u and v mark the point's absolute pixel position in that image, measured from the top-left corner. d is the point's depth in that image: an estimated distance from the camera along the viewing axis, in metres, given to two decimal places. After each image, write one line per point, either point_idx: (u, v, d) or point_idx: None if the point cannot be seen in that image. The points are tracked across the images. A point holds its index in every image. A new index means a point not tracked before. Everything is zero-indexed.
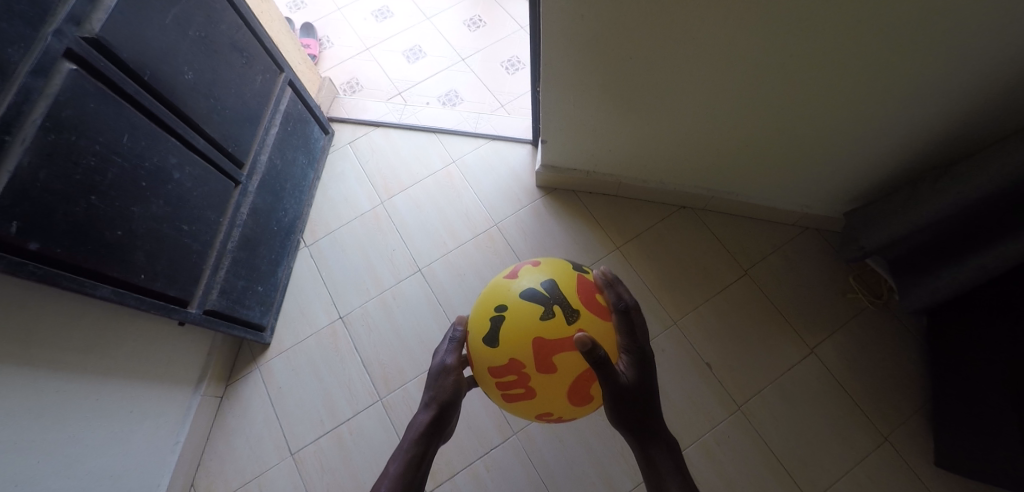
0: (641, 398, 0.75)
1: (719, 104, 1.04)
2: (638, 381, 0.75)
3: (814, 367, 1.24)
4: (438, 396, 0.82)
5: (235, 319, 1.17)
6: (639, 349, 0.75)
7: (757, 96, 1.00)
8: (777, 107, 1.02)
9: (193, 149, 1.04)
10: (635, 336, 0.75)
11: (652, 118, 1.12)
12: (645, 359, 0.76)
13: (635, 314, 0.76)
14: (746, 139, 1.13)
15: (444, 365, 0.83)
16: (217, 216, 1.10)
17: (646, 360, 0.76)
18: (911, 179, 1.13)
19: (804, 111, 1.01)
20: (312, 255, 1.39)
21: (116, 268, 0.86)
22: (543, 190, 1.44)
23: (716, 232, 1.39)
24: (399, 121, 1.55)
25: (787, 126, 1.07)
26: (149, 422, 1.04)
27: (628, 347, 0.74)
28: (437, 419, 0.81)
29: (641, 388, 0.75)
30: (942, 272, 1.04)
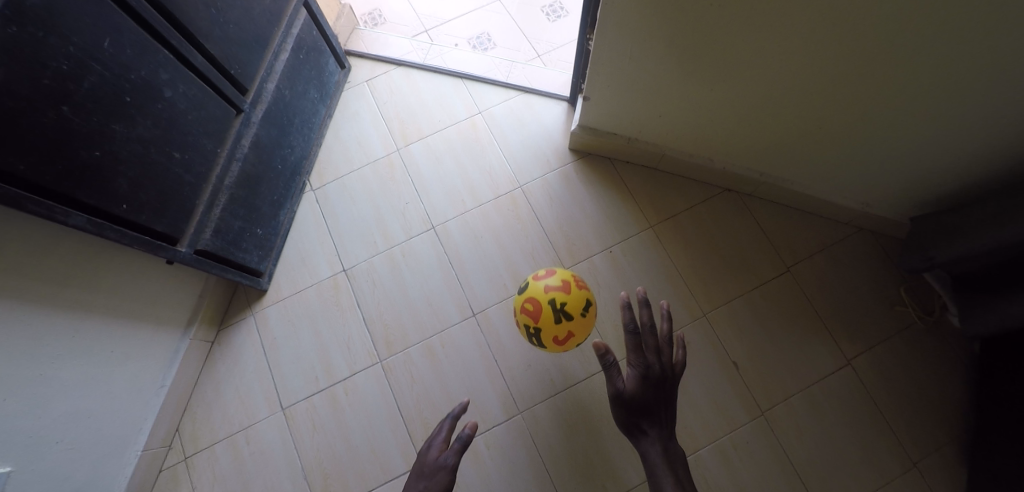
0: (644, 412, 0.78)
1: (798, 76, 0.89)
2: (641, 399, 0.79)
3: (850, 379, 1.14)
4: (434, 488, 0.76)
5: (230, 262, 1.07)
6: (646, 369, 0.80)
7: (846, 72, 0.85)
8: (867, 88, 0.87)
9: (190, 66, 0.91)
10: (644, 355, 0.80)
11: (716, 85, 0.98)
12: (653, 380, 0.79)
13: (649, 336, 0.82)
14: (819, 120, 0.98)
15: (446, 462, 0.79)
16: (214, 146, 0.99)
17: (656, 380, 0.80)
18: (1004, 185, 0.98)
19: (899, 95, 0.86)
20: (317, 200, 1.28)
21: (94, 194, 0.76)
22: (576, 155, 1.30)
23: (760, 221, 1.26)
24: (424, 61, 1.39)
25: (873, 110, 0.92)
26: (132, 362, 0.97)
27: (637, 362, 0.80)
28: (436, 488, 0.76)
29: (646, 405, 0.78)
30: (1018, 294, 0.90)
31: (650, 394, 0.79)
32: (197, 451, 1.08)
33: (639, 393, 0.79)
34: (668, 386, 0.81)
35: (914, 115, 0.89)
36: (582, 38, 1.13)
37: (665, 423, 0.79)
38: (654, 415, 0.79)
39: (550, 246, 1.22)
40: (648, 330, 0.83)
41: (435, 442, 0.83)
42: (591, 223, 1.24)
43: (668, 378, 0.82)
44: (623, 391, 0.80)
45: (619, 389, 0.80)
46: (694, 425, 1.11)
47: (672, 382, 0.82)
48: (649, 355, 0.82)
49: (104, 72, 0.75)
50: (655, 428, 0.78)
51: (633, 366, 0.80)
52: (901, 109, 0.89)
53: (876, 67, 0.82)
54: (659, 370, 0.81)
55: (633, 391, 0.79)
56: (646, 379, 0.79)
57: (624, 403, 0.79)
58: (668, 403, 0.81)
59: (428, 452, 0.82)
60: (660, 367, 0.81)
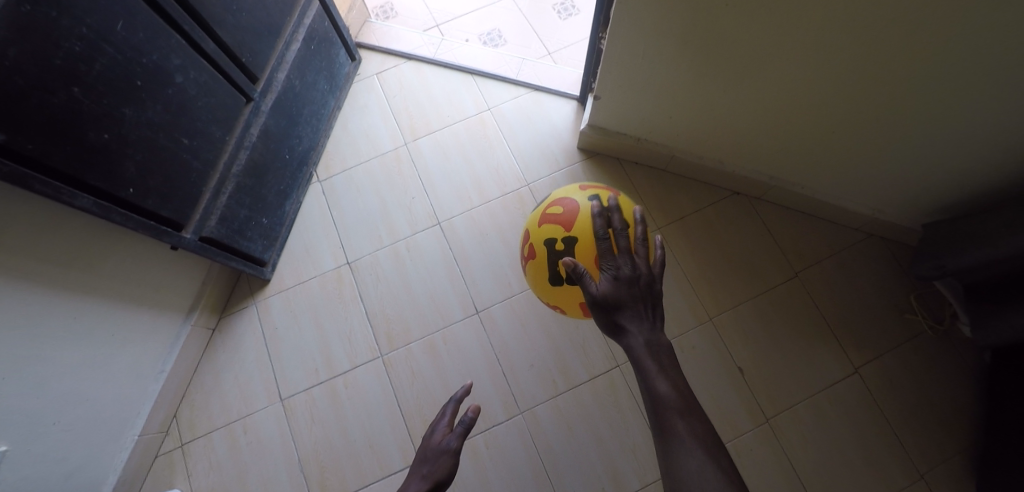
0: (622, 312, 0.62)
1: (812, 79, 0.88)
2: (615, 297, 0.62)
3: (857, 389, 1.12)
4: (438, 472, 0.70)
5: (234, 250, 1.07)
6: (618, 268, 0.62)
7: (862, 76, 0.83)
8: (883, 93, 0.85)
9: (202, 53, 0.92)
10: (613, 256, 0.63)
11: (728, 85, 0.96)
12: (629, 280, 0.62)
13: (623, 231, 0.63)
14: (832, 125, 0.97)
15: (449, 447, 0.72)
16: (223, 133, 0.99)
17: (631, 280, 0.62)
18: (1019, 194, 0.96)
19: (916, 101, 0.85)
20: (324, 192, 1.28)
21: (101, 176, 0.76)
22: (584, 154, 1.29)
23: (769, 225, 1.24)
24: (435, 57, 1.39)
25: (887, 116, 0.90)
26: (133, 347, 0.97)
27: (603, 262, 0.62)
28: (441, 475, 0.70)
29: (623, 306, 0.62)
30: None
31: (626, 294, 0.61)
32: (194, 438, 1.08)
33: (614, 296, 0.62)
34: (649, 283, 0.63)
35: (930, 122, 0.88)
36: (595, 36, 1.12)
37: (649, 319, 0.62)
38: (635, 311, 0.62)
39: None
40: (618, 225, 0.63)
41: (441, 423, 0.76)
42: None
43: (650, 276, 0.63)
44: (597, 296, 0.62)
45: (592, 293, 0.62)
46: None
47: (654, 279, 0.64)
48: (620, 255, 0.63)
49: (116, 54, 0.75)
50: (637, 324, 0.62)
51: (605, 267, 0.63)
52: (916, 115, 0.88)
53: (894, 72, 0.80)
54: (633, 269, 0.62)
55: (605, 295, 0.61)
56: (620, 277, 0.62)
57: (598, 305, 0.62)
58: (653, 303, 0.63)
59: (431, 435, 0.76)
60: (637, 264, 0.63)
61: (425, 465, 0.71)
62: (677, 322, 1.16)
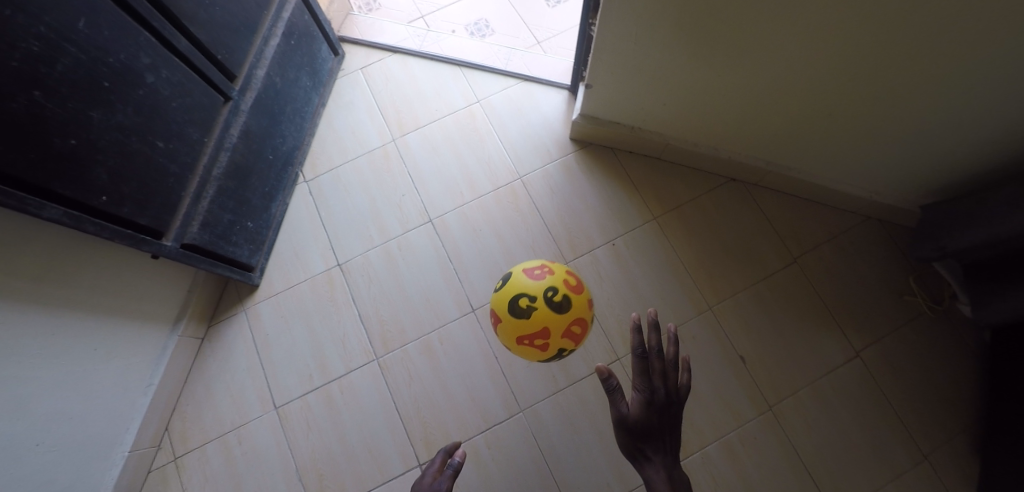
0: (648, 437, 0.73)
1: (809, 62, 0.86)
2: (645, 423, 0.72)
3: (859, 373, 1.11)
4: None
5: (218, 257, 1.03)
6: (651, 393, 0.73)
7: (860, 58, 0.81)
8: (880, 74, 0.83)
9: (174, 50, 0.87)
10: (650, 380, 0.73)
11: (724, 70, 0.94)
12: (660, 406, 0.73)
13: (658, 360, 0.74)
14: (829, 108, 0.95)
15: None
16: (201, 135, 0.95)
17: (661, 406, 0.73)
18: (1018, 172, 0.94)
19: (914, 81, 0.83)
20: (310, 192, 1.24)
21: (69, 185, 0.72)
22: (577, 144, 1.26)
23: (767, 211, 1.22)
24: (420, 49, 1.35)
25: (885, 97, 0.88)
26: (117, 361, 0.93)
27: (641, 386, 0.73)
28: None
29: (650, 433, 0.73)
30: None
31: (654, 420, 0.72)
32: (187, 452, 1.05)
33: (643, 420, 0.72)
34: (672, 413, 0.74)
35: (929, 102, 0.86)
36: (585, 22, 1.08)
37: (669, 447, 0.74)
38: (657, 439, 0.73)
39: (550, 239, 1.18)
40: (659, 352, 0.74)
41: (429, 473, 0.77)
42: (593, 214, 1.20)
43: (675, 402, 0.75)
44: (626, 416, 0.73)
45: (622, 412, 0.73)
46: (701, 420, 1.08)
47: (679, 406, 0.75)
48: (657, 379, 0.74)
49: (78, 54, 0.71)
50: (657, 452, 0.73)
51: (638, 390, 0.73)
52: (915, 96, 0.86)
53: (892, 52, 0.78)
54: (665, 395, 0.73)
55: (638, 416, 0.73)
56: (652, 404, 0.73)
57: (628, 426, 0.73)
58: (674, 429, 0.75)
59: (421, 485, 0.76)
60: (666, 391, 0.74)
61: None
62: (677, 313, 1.15)
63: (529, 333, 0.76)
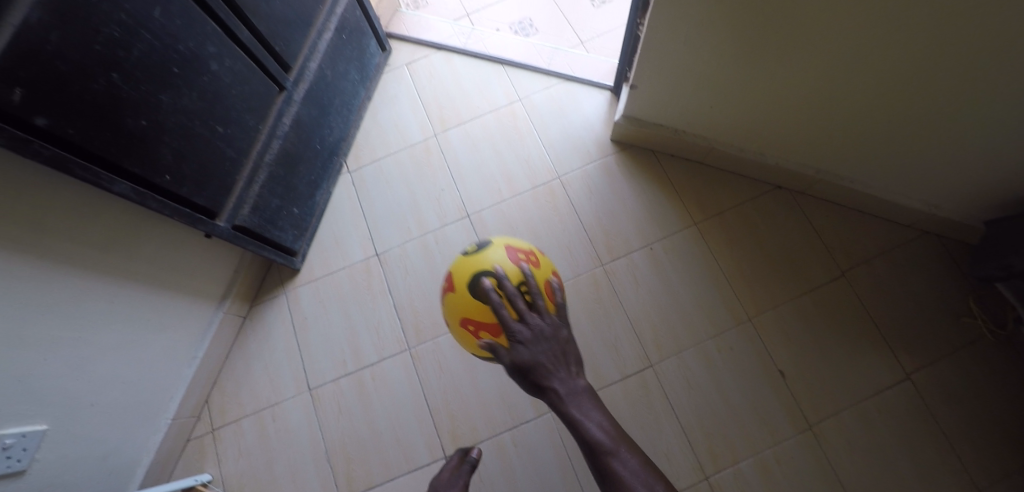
0: (536, 372, 0.60)
1: (869, 64, 0.82)
2: (531, 363, 0.60)
3: (908, 397, 1.04)
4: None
5: (265, 240, 1.07)
6: (519, 332, 0.60)
7: (927, 60, 0.77)
8: (948, 79, 0.79)
9: (237, 41, 0.92)
10: (511, 324, 0.60)
11: (778, 72, 0.91)
12: (530, 340, 0.60)
13: (511, 290, 0.62)
14: (888, 115, 0.91)
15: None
16: (256, 122, 0.99)
17: (533, 340, 0.60)
18: None
19: (986, 88, 0.78)
20: (353, 182, 1.27)
21: (137, 163, 0.77)
22: (617, 146, 1.25)
23: (814, 222, 1.17)
24: (465, 47, 1.37)
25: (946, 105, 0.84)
26: (167, 333, 0.98)
27: (510, 329, 0.60)
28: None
29: (536, 367, 0.60)
30: None
31: (534, 356, 0.60)
32: (225, 425, 1.09)
33: (524, 358, 0.60)
34: (555, 334, 0.62)
35: (999, 110, 0.81)
36: (632, 22, 1.07)
37: (572, 376, 0.61)
38: (550, 370, 0.60)
39: (586, 239, 1.17)
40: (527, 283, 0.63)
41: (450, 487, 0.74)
42: (630, 216, 1.19)
43: (551, 328, 0.62)
44: (508, 360, 0.60)
45: (507, 362, 0.61)
46: (734, 433, 1.04)
47: (553, 329, 0.62)
48: (518, 317, 0.61)
49: (153, 41, 0.76)
50: (563, 380, 0.60)
51: (510, 330, 0.60)
52: (985, 104, 0.81)
53: (963, 56, 0.74)
54: (534, 328, 0.61)
55: (518, 360, 0.60)
56: (539, 336, 0.60)
57: (514, 373, 0.60)
58: (564, 350, 0.62)
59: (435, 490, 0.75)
60: (529, 321, 0.61)
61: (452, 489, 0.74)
62: (714, 322, 1.11)
63: (482, 320, 0.67)
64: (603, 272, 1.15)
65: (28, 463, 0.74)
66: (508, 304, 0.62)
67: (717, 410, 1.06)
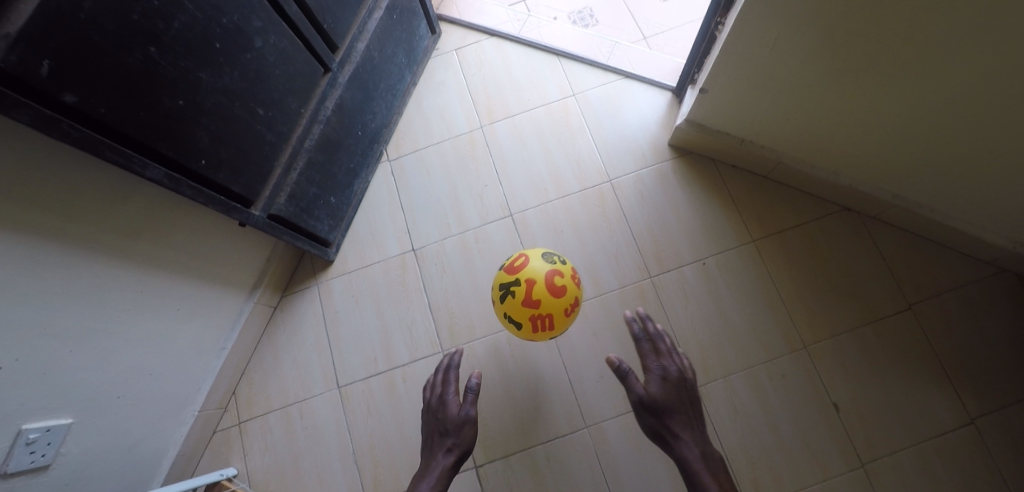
0: (666, 413, 0.83)
1: (982, 87, 0.73)
2: (663, 400, 0.84)
3: (972, 443, 0.97)
4: (464, 440, 0.85)
5: (300, 230, 1.02)
6: (665, 370, 0.87)
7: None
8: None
9: (284, 16, 0.85)
10: (659, 359, 0.88)
11: (870, 90, 0.83)
12: (674, 382, 0.86)
13: (649, 348, 0.90)
14: (990, 146, 0.82)
15: (466, 416, 0.86)
16: (298, 105, 0.93)
17: (676, 381, 0.86)
18: None
19: None
20: (392, 172, 1.21)
21: (173, 146, 0.71)
22: (675, 152, 1.17)
23: (881, 248, 1.10)
24: (519, 34, 1.28)
25: None
26: (196, 322, 0.94)
27: (650, 365, 0.88)
28: (459, 437, 0.84)
29: (670, 408, 0.83)
30: None
31: (674, 397, 0.84)
32: (251, 417, 1.06)
33: (659, 399, 0.84)
34: (689, 393, 0.86)
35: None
36: (710, 21, 0.98)
37: (694, 427, 0.83)
38: (679, 414, 0.83)
39: (637, 250, 1.11)
40: (653, 351, 0.90)
41: (447, 398, 0.89)
42: (685, 228, 1.12)
43: (688, 379, 0.88)
44: (644, 396, 0.84)
45: (640, 394, 0.84)
46: (780, 466, 0.99)
47: (691, 386, 0.87)
48: (661, 357, 0.89)
49: (195, 13, 0.69)
50: (688, 433, 0.82)
51: (654, 369, 0.87)
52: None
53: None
54: (676, 371, 0.87)
55: (655, 394, 0.84)
56: (670, 381, 0.86)
57: (646, 407, 0.84)
58: (692, 402, 0.86)
59: (432, 406, 0.89)
60: (674, 364, 0.88)
61: (440, 453, 0.83)
62: (766, 347, 1.05)
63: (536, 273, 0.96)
64: (652, 286, 1.08)
65: (52, 457, 0.71)
66: (647, 354, 0.90)
67: (763, 440, 1.00)
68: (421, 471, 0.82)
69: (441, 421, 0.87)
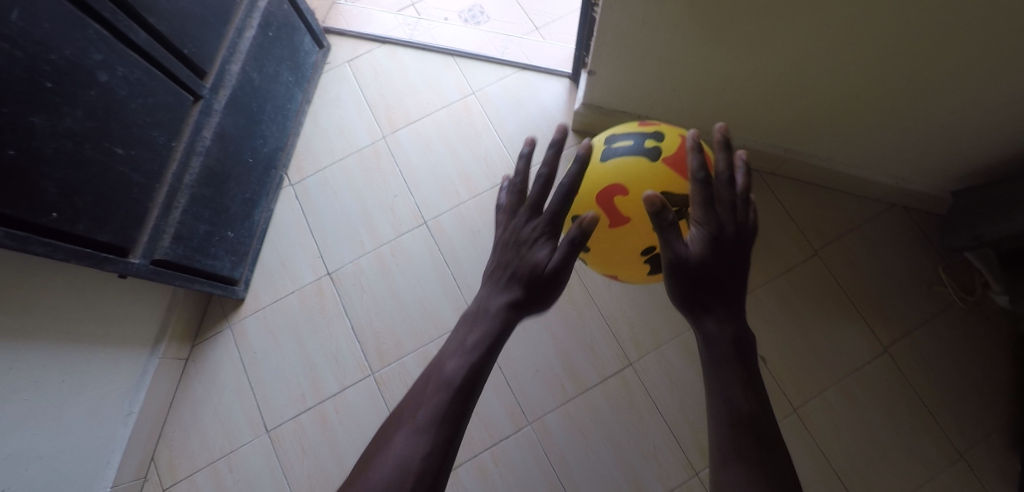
0: (711, 285, 0.51)
1: (845, 39, 0.76)
2: (711, 268, 0.51)
3: (888, 371, 1.03)
4: (533, 298, 0.51)
5: (195, 271, 0.95)
6: (720, 227, 0.51)
7: (904, 37, 0.73)
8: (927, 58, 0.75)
9: (131, 46, 0.78)
10: (715, 209, 0.51)
11: (749, 51, 0.85)
12: (729, 244, 0.51)
13: (710, 203, 0.51)
14: (859, 91, 0.86)
15: (555, 271, 0.50)
16: (167, 139, 0.86)
17: (731, 242, 0.51)
18: None
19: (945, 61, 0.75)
20: (296, 195, 1.15)
21: (13, 203, 0.63)
22: (580, 136, 1.18)
23: (784, 202, 1.15)
24: (410, 39, 1.26)
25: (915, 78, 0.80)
26: (90, 391, 0.85)
27: (705, 217, 0.51)
28: (532, 294, 0.51)
29: (717, 274, 0.51)
30: None
31: (721, 264, 0.51)
32: (174, 482, 0.97)
33: (710, 259, 0.51)
34: (747, 247, 0.53)
35: (974, 84, 0.78)
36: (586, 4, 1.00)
37: (737, 297, 0.53)
38: (723, 286, 0.52)
39: None
40: (724, 179, 0.52)
41: (537, 231, 0.51)
42: None
43: (747, 240, 0.53)
44: (686, 257, 0.51)
45: (679, 256, 0.51)
46: None
47: (748, 242, 0.53)
48: (716, 205, 0.51)
49: (14, 50, 0.61)
50: (722, 302, 0.52)
51: (698, 221, 0.51)
52: (968, 82, 0.77)
53: (946, 28, 0.69)
54: (735, 231, 0.52)
55: (699, 257, 0.51)
56: (722, 240, 0.51)
57: (688, 273, 0.51)
58: (743, 272, 0.53)
59: (515, 233, 0.53)
60: (733, 215, 0.52)
61: (498, 293, 0.51)
62: None
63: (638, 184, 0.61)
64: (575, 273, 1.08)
65: None
66: (714, 187, 0.51)
67: None
68: (464, 325, 0.52)
69: (513, 269, 0.51)
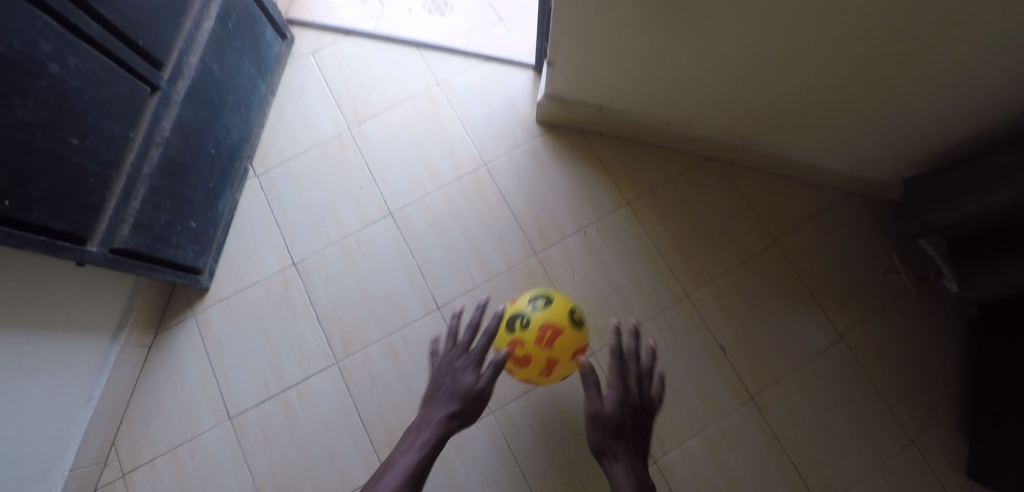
0: (619, 436, 0.65)
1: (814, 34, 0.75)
2: (620, 424, 0.66)
3: (844, 358, 1.05)
4: (469, 413, 0.66)
5: (157, 260, 0.96)
6: (626, 393, 0.67)
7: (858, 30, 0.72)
8: (891, 50, 0.74)
9: (84, 37, 0.76)
10: (628, 382, 0.68)
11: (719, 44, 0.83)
12: (634, 408, 0.68)
13: (624, 373, 0.69)
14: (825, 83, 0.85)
15: (482, 390, 0.66)
16: (124, 129, 0.85)
17: (635, 411, 0.68)
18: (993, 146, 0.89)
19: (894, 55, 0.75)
20: (262, 186, 1.17)
21: None
22: (544, 127, 1.19)
23: (745, 192, 1.16)
24: (375, 30, 1.27)
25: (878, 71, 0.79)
26: (45, 379, 0.85)
27: (620, 379, 0.68)
28: (466, 409, 0.66)
29: (621, 428, 0.66)
30: (1005, 262, 0.82)
31: (629, 422, 0.67)
32: (136, 467, 0.99)
33: (619, 416, 0.66)
34: (643, 417, 0.69)
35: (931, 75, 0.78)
36: None
37: (637, 451, 0.67)
38: (628, 442, 0.66)
39: (518, 229, 1.12)
40: (632, 362, 0.70)
41: (467, 361, 0.68)
42: (563, 200, 1.14)
43: (645, 412, 0.70)
44: (598, 410, 0.65)
45: (597, 407, 0.66)
46: (679, 415, 1.02)
47: (648, 418, 0.70)
48: (631, 381, 0.69)
49: None
50: (627, 456, 0.65)
51: (613, 385, 0.67)
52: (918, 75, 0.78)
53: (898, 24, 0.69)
54: (638, 400, 0.69)
55: (612, 413, 0.66)
56: (626, 403, 0.67)
57: (600, 422, 0.65)
58: (642, 436, 0.69)
59: (449, 363, 0.69)
60: (634, 392, 0.69)
61: (441, 407, 0.66)
62: (650, 300, 1.09)
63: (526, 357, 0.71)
64: (538, 263, 1.10)
65: None
66: (626, 365, 0.70)
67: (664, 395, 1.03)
68: (410, 431, 0.65)
69: (449, 388, 0.67)
